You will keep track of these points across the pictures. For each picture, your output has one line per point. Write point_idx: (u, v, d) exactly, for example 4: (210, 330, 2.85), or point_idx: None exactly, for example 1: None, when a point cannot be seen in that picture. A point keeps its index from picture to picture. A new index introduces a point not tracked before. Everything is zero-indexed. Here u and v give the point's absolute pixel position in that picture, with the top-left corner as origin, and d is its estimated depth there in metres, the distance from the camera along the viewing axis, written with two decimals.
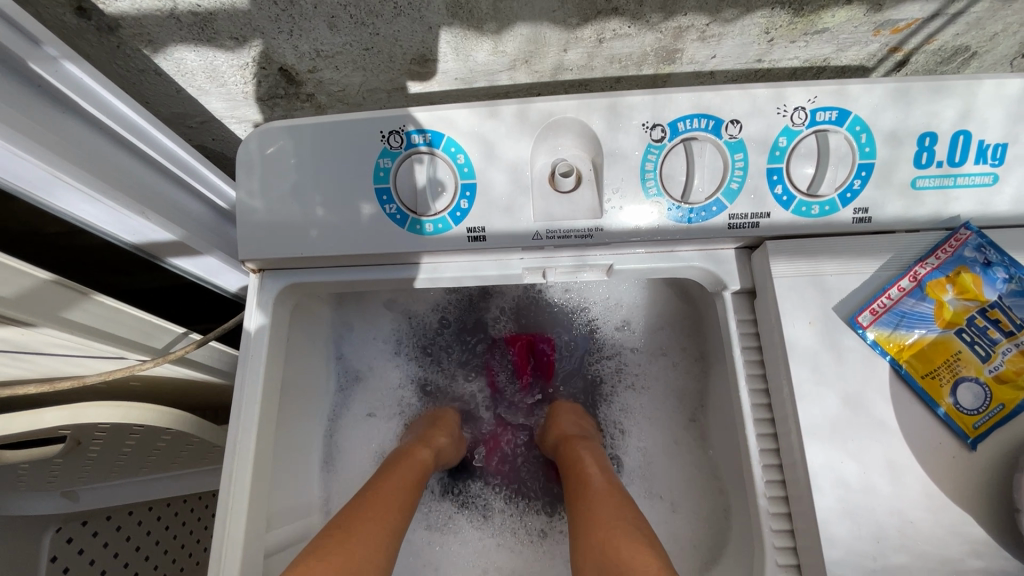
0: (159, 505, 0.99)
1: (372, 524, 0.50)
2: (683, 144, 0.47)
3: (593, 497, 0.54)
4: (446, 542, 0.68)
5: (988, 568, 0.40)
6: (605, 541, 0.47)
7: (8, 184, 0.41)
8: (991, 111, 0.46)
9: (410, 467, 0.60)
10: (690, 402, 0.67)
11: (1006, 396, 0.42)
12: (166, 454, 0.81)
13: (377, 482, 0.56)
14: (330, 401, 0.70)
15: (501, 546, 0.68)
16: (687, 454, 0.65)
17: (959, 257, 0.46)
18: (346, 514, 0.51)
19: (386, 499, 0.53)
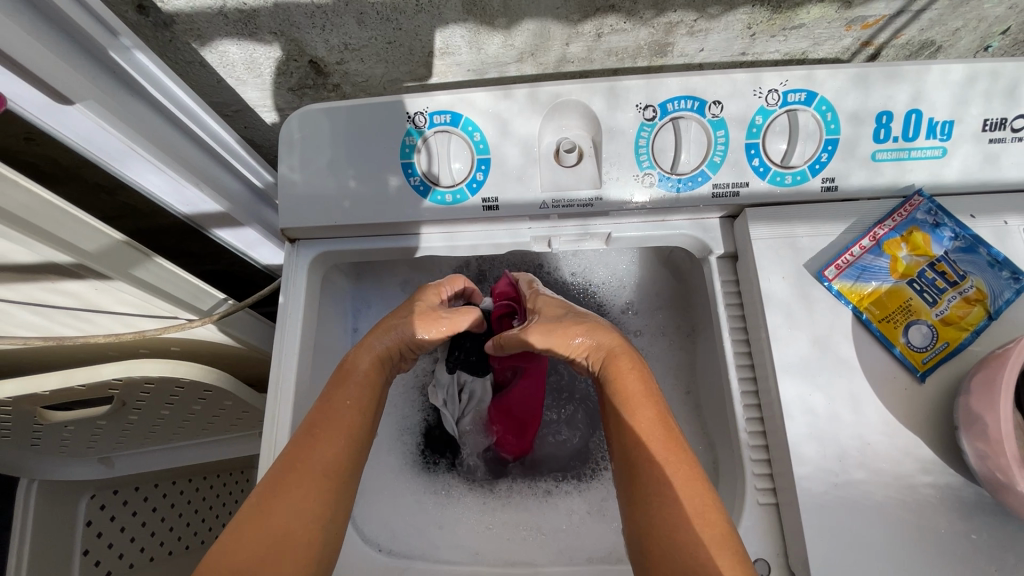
0: (183, 480, 1.04)
1: (304, 480, 0.46)
2: (672, 123, 0.54)
3: (658, 464, 0.46)
4: (452, 505, 0.70)
5: (935, 483, 0.46)
6: (686, 537, 0.42)
7: (93, 152, 0.49)
8: (940, 93, 0.53)
9: (356, 391, 0.54)
10: (685, 374, 0.72)
11: (950, 336, 0.49)
12: (197, 421, 0.87)
13: (317, 416, 0.51)
14: None
15: (507, 505, 0.70)
16: (682, 415, 0.70)
17: (912, 219, 0.52)
18: (279, 466, 0.47)
19: (321, 443, 0.49)
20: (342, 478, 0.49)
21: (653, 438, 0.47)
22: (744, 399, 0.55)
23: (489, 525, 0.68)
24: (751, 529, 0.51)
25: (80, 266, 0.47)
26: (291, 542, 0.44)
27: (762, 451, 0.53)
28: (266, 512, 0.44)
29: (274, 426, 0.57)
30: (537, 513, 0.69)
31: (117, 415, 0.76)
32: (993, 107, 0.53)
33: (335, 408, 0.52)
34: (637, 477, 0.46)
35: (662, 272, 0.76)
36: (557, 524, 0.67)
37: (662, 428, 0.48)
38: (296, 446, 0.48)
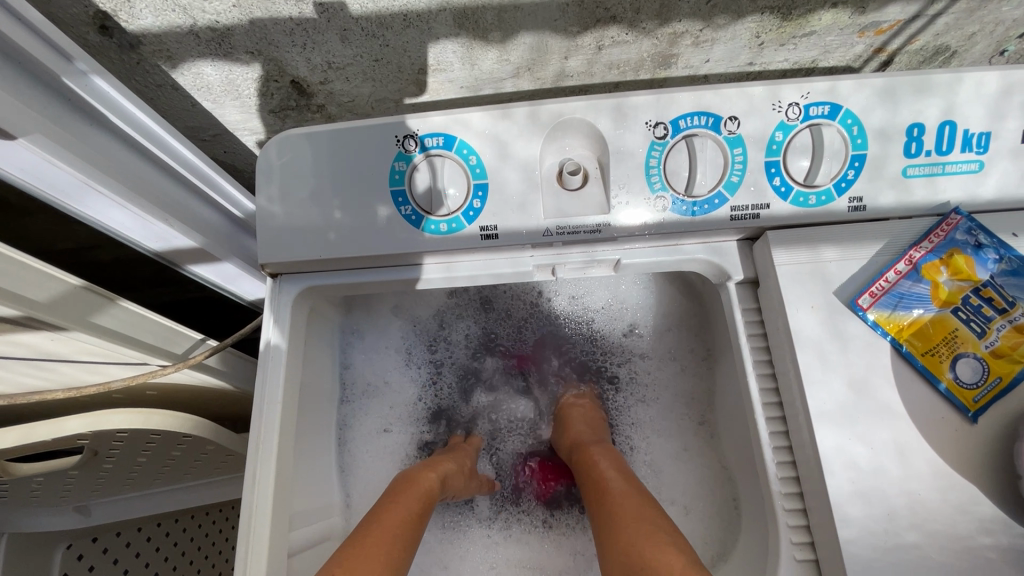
0: (168, 522, 0.97)
1: (367, 561, 0.48)
2: (685, 141, 0.49)
3: (617, 495, 0.55)
4: (455, 542, 0.68)
5: (997, 544, 0.41)
6: (635, 541, 0.48)
7: (43, 188, 0.43)
8: (976, 103, 0.48)
9: (416, 493, 0.58)
10: (697, 404, 0.68)
11: (1003, 369, 0.45)
12: (178, 464, 0.80)
13: (377, 514, 0.54)
14: (338, 414, 0.69)
15: (508, 539, 0.68)
16: (699, 452, 0.66)
17: (951, 240, 0.48)
18: (340, 554, 0.48)
19: (381, 536, 0.51)
20: (396, 566, 0.50)
21: (614, 479, 0.58)
22: (773, 442, 0.50)
23: (493, 566, 0.66)
24: None
25: (25, 324, 0.41)
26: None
27: (797, 501, 0.48)
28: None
29: (256, 484, 0.52)
30: (541, 549, 0.67)
31: (89, 464, 0.70)
32: None
33: (396, 510, 0.55)
34: (601, 510, 0.55)
35: (668, 288, 0.70)
36: (560, 563, 0.66)
37: (623, 475, 0.59)
38: (356, 539, 0.50)
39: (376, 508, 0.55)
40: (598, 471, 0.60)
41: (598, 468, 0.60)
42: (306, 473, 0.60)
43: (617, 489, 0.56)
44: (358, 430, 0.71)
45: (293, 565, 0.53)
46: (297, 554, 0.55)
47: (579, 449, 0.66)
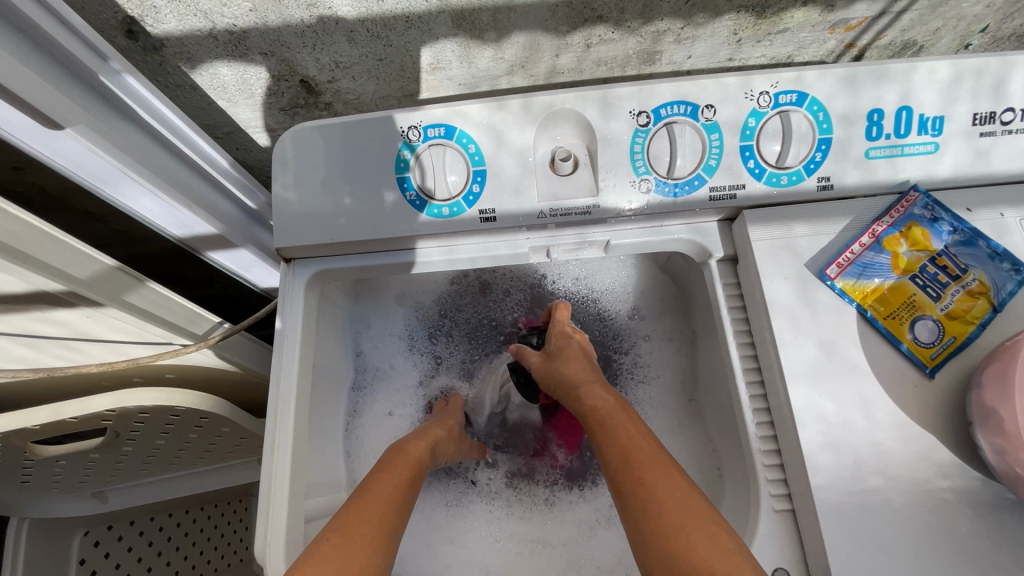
0: (180, 513, 1.01)
1: (362, 532, 0.50)
2: (666, 128, 0.54)
3: (649, 475, 0.49)
4: (458, 518, 0.71)
5: (954, 486, 0.45)
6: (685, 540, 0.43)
7: (82, 175, 0.47)
8: (931, 90, 0.53)
9: (406, 462, 0.60)
10: (688, 383, 0.71)
11: (957, 330, 0.49)
12: (191, 450, 0.85)
13: (371, 480, 0.57)
14: (348, 398, 0.73)
15: (510, 515, 0.72)
16: (691, 425, 0.69)
17: (910, 214, 0.53)
18: (339, 518, 0.51)
19: (374, 500, 0.54)
20: (390, 533, 0.52)
21: (643, 453, 0.51)
22: (752, 404, 0.54)
23: (498, 538, 0.68)
24: (768, 537, 0.50)
25: (72, 296, 0.46)
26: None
27: (774, 456, 0.52)
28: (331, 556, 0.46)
29: (275, 450, 0.55)
30: (543, 524, 0.70)
31: (111, 446, 0.74)
32: (983, 101, 0.53)
33: (389, 477, 0.57)
34: (631, 492, 0.49)
35: (661, 278, 0.75)
36: (561, 534, 0.68)
37: (645, 444, 0.52)
38: (354, 504, 0.53)
39: (370, 475, 0.58)
40: (619, 441, 0.53)
41: (619, 436, 0.54)
42: (319, 447, 0.63)
43: (646, 466, 0.50)
44: (368, 416, 0.74)
45: (309, 529, 0.58)
46: (313, 520, 0.59)
47: (586, 406, 0.60)
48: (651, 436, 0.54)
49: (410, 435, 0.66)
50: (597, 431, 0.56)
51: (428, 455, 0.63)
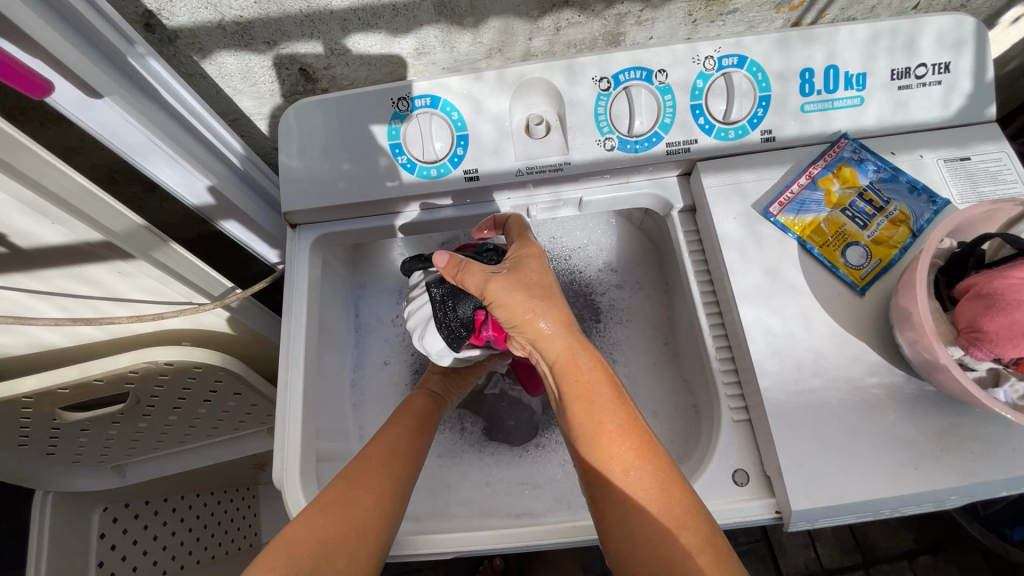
0: (191, 496, 1.06)
1: (373, 478, 0.55)
2: (624, 91, 0.61)
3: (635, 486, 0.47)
4: (455, 467, 0.73)
5: (881, 381, 0.53)
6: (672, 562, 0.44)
7: (114, 146, 0.55)
8: (854, 49, 0.61)
9: (416, 412, 0.66)
10: (664, 327, 0.78)
11: (882, 253, 0.56)
12: (201, 426, 0.89)
13: (388, 427, 0.63)
14: (351, 353, 0.78)
15: (502, 460, 0.74)
16: (665, 367, 0.75)
17: (841, 157, 0.60)
18: (361, 458, 0.58)
19: (390, 444, 0.60)
20: (403, 480, 0.57)
21: (631, 458, 0.48)
22: (712, 331, 0.61)
23: (490, 482, 0.71)
24: (728, 444, 0.56)
25: (109, 244, 0.53)
26: (372, 518, 0.52)
27: (732, 374, 0.59)
28: (348, 493, 0.53)
29: (286, 388, 0.62)
30: (531, 467, 0.72)
31: (129, 416, 0.79)
32: (899, 58, 0.61)
33: (404, 424, 0.64)
34: (615, 500, 0.47)
35: (637, 238, 0.81)
36: (551, 473, 0.71)
37: (632, 442, 0.48)
38: (373, 448, 0.59)
39: (388, 422, 0.64)
40: (603, 436, 0.49)
41: (602, 431, 0.49)
42: (328, 393, 0.70)
43: (630, 471, 0.47)
44: (371, 368, 0.80)
45: (321, 466, 0.64)
46: (324, 459, 0.65)
47: (570, 374, 0.53)
48: (636, 422, 0.50)
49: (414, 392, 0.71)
50: (573, 404, 0.52)
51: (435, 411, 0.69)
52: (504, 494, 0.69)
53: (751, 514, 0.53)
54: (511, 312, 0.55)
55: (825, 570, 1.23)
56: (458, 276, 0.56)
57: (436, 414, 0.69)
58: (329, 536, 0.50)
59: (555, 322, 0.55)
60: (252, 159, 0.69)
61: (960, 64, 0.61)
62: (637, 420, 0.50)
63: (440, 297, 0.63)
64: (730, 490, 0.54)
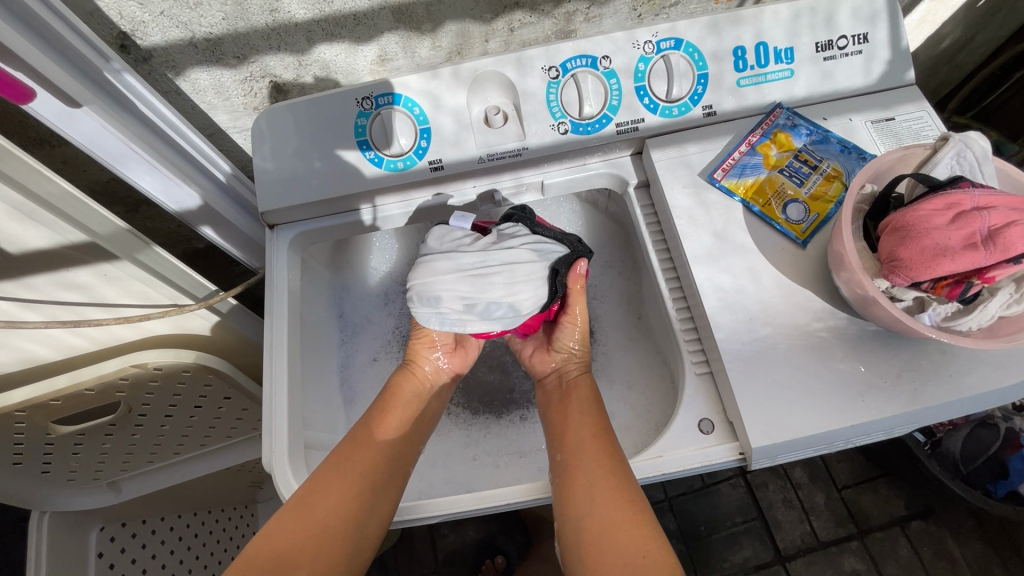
0: (190, 515, 1.05)
1: (349, 478, 0.58)
2: (572, 78, 0.66)
3: (597, 467, 0.56)
4: (438, 442, 0.75)
5: (826, 325, 0.57)
6: (614, 536, 0.51)
7: (96, 155, 0.58)
8: (781, 26, 0.65)
9: (402, 410, 0.67)
10: (636, 304, 0.79)
11: (819, 207, 0.61)
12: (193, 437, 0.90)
13: (367, 426, 0.64)
14: (337, 353, 0.80)
15: (486, 438, 0.76)
16: (640, 343, 0.77)
17: (776, 125, 0.65)
18: (333, 460, 0.59)
19: (365, 446, 0.61)
20: (380, 481, 0.60)
21: (600, 447, 0.58)
22: (671, 294, 0.64)
23: (476, 457, 0.73)
24: (693, 396, 0.59)
25: (94, 245, 0.57)
26: (334, 525, 0.55)
27: (692, 331, 0.62)
28: (312, 500, 0.55)
29: (272, 377, 0.65)
30: (516, 440, 0.75)
31: (121, 429, 0.80)
32: (821, 32, 0.66)
33: (387, 420, 0.65)
34: (581, 470, 0.56)
35: (602, 222, 0.84)
36: (534, 446, 0.74)
37: (598, 435, 0.59)
38: (345, 448, 0.61)
39: (367, 418, 0.65)
40: (580, 425, 0.61)
41: (580, 424, 0.61)
42: (312, 389, 0.71)
43: (596, 457, 0.57)
44: (357, 368, 0.81)
45: (309, 454, 0.66)
46: (312, 447, 0.67)
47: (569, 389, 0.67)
48: (604, 427, 0.61)
49: (398, 372, 0.72)
50: (565, 407, 0.65)
51: (420, 405, 0.70)
52: (489, 468, 0.72)
53: (717, 457, 0.56)
54: (572, 335, 0.70)
55: (822, 543, 1.21)
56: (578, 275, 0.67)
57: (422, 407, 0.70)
58: (301, 542, 0.53)
59: (580, 348, 0.70)
60: (237, 175, 0.73)
61: (877, 34, 0.66)
62: (607, 427, 0.61)
63: (557, 282, 0.64)
64: (696, 438, 0.57)
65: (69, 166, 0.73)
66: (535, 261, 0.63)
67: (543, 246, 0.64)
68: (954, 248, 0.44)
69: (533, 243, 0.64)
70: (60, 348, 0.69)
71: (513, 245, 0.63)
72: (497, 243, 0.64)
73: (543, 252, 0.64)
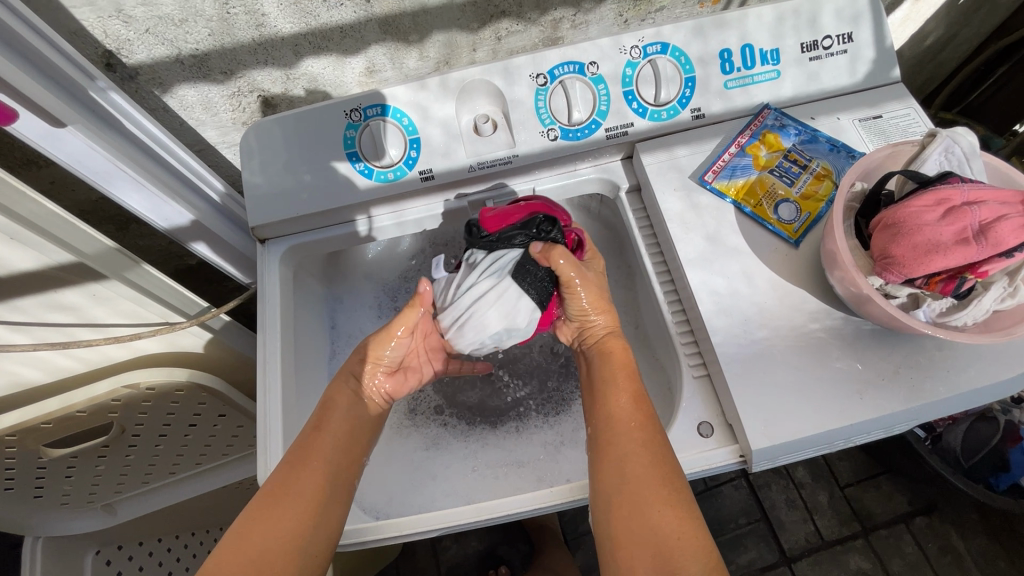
0: (188, 536, 1.03)
1: (293, 498, 0.54)
2: (560, 84, 0.66)
3: (636, 442, 0.53)
4: (439, 456, 0.74)
5: (822, 325, 0.56)
6: (651, 517, 0.49)
7: (82, 175, 0.58)
8: (766, 28, 0.66)
9: (340, 424, 0.61)
10: (632, 308, 0.79)
11: (811, 207, 0.61)
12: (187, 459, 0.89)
13: (309, 439, 0.59)
14: (332, 367, 0.79)
15: (485, 448, 0.75)
16: (637, 348, 0.76)
17: (764, 125, 0.65)
18: (269, 486, 0.55)
19: (306, 467, 0.56)
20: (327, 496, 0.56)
21: (641, 422, 0.55)
22: (666, 298, 0.64)
23: (476, 467, 0.72)
24: (691, 399, 0.59)
25: (80, 265, 0.56)
26: (272, 552, 0.51)
27: (688, 335, 0.62)
28: (249, 528, 0.52)
29: (266, 393, 0.64)
30: (515, 449, 0.74)
31: (115, 450, 0.78)
32: (805, 33, 0.66)
33: (329, 432, 0.60)
34: (618, 445, 0.54)
35: (595, 227, 0.83)
36: (535, 455, 0.73)
37: (637, 409, 0.56)
38: (283, 470, 0.56)
39: (305, 436, 0.59)
40: (618, 397, 0.57)
41: (617, 395, 0.58)
42: (307, 404, 0.71)
43: (634, 433, 0.54)
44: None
45: None
46: None
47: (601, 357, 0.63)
48: (642, 401, 0.57)
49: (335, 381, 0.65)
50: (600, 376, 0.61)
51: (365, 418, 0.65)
52: (489, 479, 0.71)
53: (717, 461, 0.56)
54: (582, 307, 0.64)
55: (826, 542, 1.20)
56: (551, 260, 0.62)
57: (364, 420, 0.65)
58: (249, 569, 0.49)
59: (604, 316, 0.65)
60: (230, 193, 0.73)
61: (861, 34, 0.67)
62: (648, 403, 0.57)
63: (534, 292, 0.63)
64: (696, 442, 0.57)
65: (57, 186, 0.72)
66: (495, 284, 0.62)
67: (498, 263, 0.63)
68: (946, 243, 0.44)
69: (487, 265, 0.63)
70: (50, 370, 0.68)
71: (472, 282, 0.63)
72: (460, 281, 0.65)
73: (500, 268, 0.63)
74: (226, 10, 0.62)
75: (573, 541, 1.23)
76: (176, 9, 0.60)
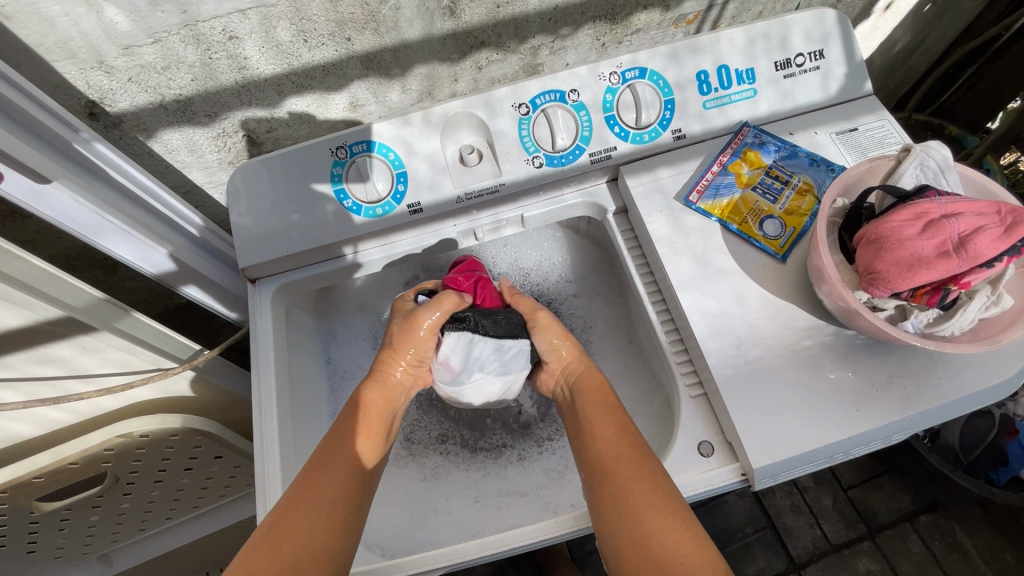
0: None
1: (313, 501, 0.52)
2: (543, 113, 0.67)
3: (629, 476, 0.52)
4: (438, 487, 0.73)
5: (814, 341, 0.57)
6: (660, 538, 0.48)
7: (70, 229, 0.57)
8: (739, 47, 0.67)
9: (367, 423, 0.60)
10: (626, 326, 0.79)
11: (794, 221, 0.62)
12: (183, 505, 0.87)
13: (329, 445, 0.57)
14: (328, 402, 0.78)
15: (488, 475, 0.74)
16: (633, 367, 0.76)
17: (744, 143, 0.66)
18: (290, 491, 0.53)
19: (334, 466, 0.55)
20: (353, 503, 0.54)
21: (626, 452, 0.54)
22: (659, 319, 0.64)
23: (478, 498, 0.71)
24: (690, 420, 0.59)
25: (69, 319, 0.56)
26: (301, 556, 0.49)
27: (683, 354, 0.62)
28: (273, 538, 0.49)
29: (262, 436, 0.63)
30: (515, 476, 0.73)
31: (109, 500, 0.77)
32: (776, 53, 0.68)
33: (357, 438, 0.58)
34: (611, 476, 0.53)
35: (585, 248, 0.84)
36: (537, 480, 0.72)
37: (622, 434, 0.56)
38: (311, 471, 0.54)
39: (332, 435, 0.58)
40: (602, 432, 0.57)
41: (600, 417, 0.58)
42: (306, 443, 0.70)
43: (625, 458, 0.54)
44: None
45: None
46: None
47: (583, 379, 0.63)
48: (627, 423, 0.57)
49: (364, 381, 0.64)
50: (587, 403, 0.61)
51: (387, 421, 0.63)
52: (492, 509, 0.70)
53: (720, 480, 0.56)
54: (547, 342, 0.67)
55: (833, 546, 1.19)
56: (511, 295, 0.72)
57: (387, 421, 0.63)
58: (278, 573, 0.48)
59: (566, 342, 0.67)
60: (209, 228, 0.72)
61: (831, 51, 0.69)
62: (629, 421, 0.58)
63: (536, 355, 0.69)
64: (697, 462, 0.57)
65: (42, 235, 0.72)
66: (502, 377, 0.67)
67: (501, 356, 0.66)
68: (928, 257, 0.45)
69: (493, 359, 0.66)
70: (41, 423, 0.67)
71: (478, 373, 0.66)
72: (460, 365, 0.65)
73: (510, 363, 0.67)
74: (208, 56, 0.62)
75: (582, 560, 1.21)
76: (158, 57, 0.61)
